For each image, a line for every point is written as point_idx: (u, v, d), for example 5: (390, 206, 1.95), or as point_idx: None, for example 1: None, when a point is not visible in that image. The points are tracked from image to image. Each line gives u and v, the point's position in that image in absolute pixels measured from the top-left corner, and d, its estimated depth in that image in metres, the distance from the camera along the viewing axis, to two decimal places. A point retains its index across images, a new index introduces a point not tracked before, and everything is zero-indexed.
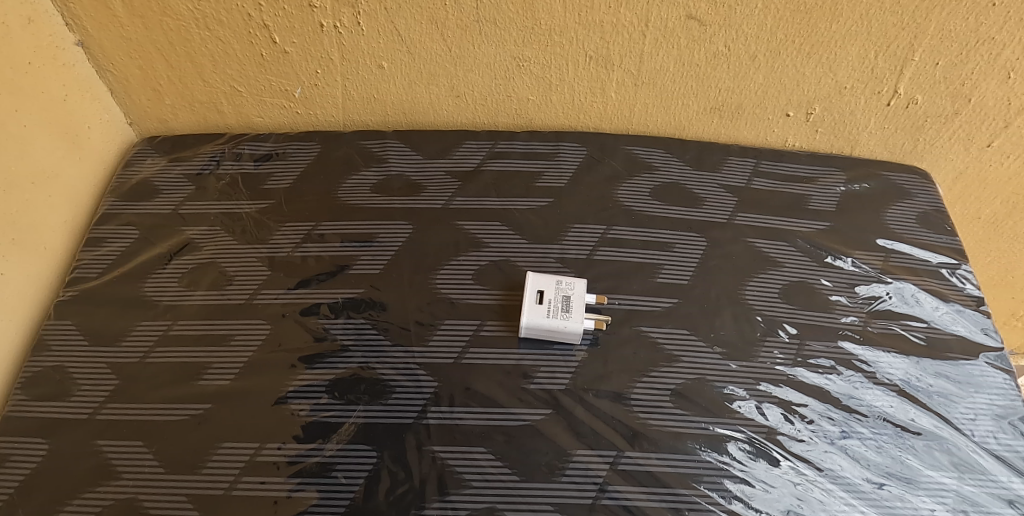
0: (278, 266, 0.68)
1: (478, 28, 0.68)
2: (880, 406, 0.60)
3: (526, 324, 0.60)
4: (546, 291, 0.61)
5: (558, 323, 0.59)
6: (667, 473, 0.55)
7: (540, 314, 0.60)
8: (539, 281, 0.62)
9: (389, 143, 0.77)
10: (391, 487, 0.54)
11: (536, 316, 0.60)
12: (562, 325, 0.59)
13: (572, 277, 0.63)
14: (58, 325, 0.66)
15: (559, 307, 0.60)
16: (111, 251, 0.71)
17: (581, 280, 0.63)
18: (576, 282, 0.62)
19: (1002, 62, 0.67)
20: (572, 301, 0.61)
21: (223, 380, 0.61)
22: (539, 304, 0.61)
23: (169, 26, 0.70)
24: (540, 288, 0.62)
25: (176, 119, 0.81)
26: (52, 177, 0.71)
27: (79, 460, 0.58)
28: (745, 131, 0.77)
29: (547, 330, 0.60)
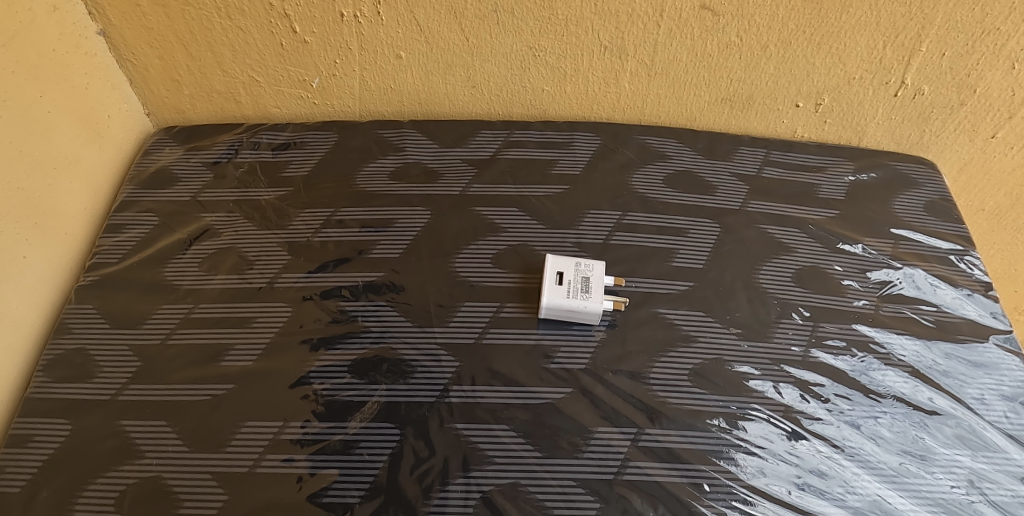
0: (298, 250, 0.68)
1: (496, 18, 0.69)
2: (894, 386, 0.61)
3: (546, 304, 0.61)
4: (565, 273, 0.62)
5: (578, 302, 0.60)
6: (687, 450, 0.55)
7: (560, 295, 0.61)
8: (558, 263, 0.63)
9: (405, 132, 0.78)
10: (414, 463, 0.55)
11: (556, 297, 0.61)
12: (582, 305, 0.60)
13: (591, 260, 0.64)
14: (79, 308, 0.67)
15: (578, 288, 0.61)
16: (131, 237, 0.72)
17: (600, 262, 0.64)
18: (595, 264, 0.63)
19: (1007, 52, 0.68)
20: (590, 282, 0.62)
21: (245, 361, 0.61)
22: (558, 285, 0.62)
23: (191, 16, 0.71)
24: (559, 270, 0.63)
25: (194, 109, 0.82)
26: (73, 163, 0.72)
27: (102, 439, 0.58)
28: (755, 122, 0.79)
29: (567, 309, 0.60)
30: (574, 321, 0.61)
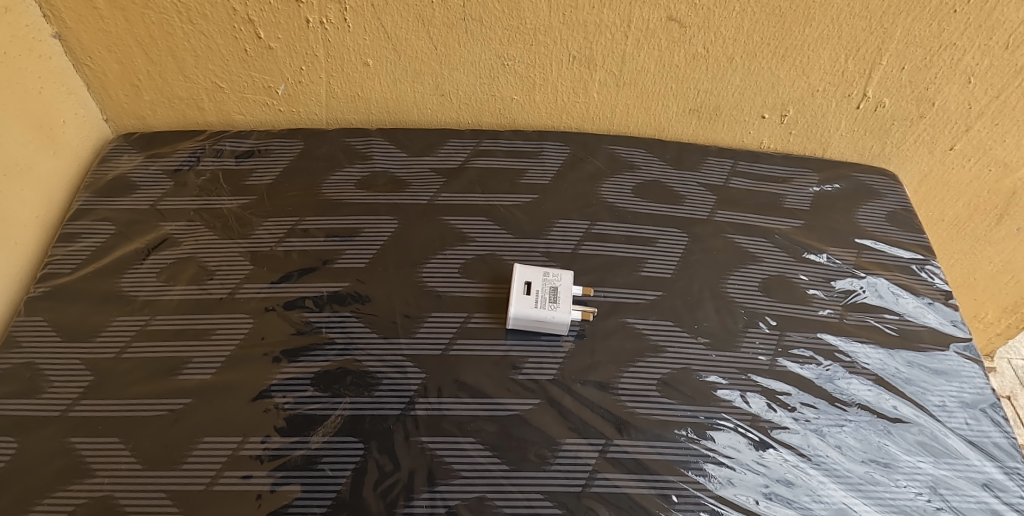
0: (261, 260, 0.67)
1: (464, 26, 0.69)
2: (858, 393, 0.61)
3: (513, 315, 0.60)
4: (534, 282, 0.62)
5: (546, 312, 0.60)
6: (655, 461, 0.55)
7: (527, 305, 0.60)
8: (526, 273, 0.63)
9: (373, 141, 0.77)
10: (378, 478, 0.53)
11: (524, 307, 0.60)
12: (549, 314, 0.60)
13: (559, 270, 0.64)
14: (28, 321, 0.64)
15: (546, 298, 0.61)
16: (85, 246, 0.70)
17: (568, 272, 0.63)
18: (563, 273, 0.63)
19: (963, 67, 0.70)
20: (558, 292, 0.61)
21: (204, 375, 0.60)
22: (526, 295, 0.61)
23: (151, 20, 0.70)
24: (527, 279, 0.62)
25: (154, 115, 0.80)
26: (25, 170, 0.69)
27: (50, 458, 0.56)
28: (722, 132, 0.79)
29: (534, 319, 0.60)
30: (542, 331, 0.61)
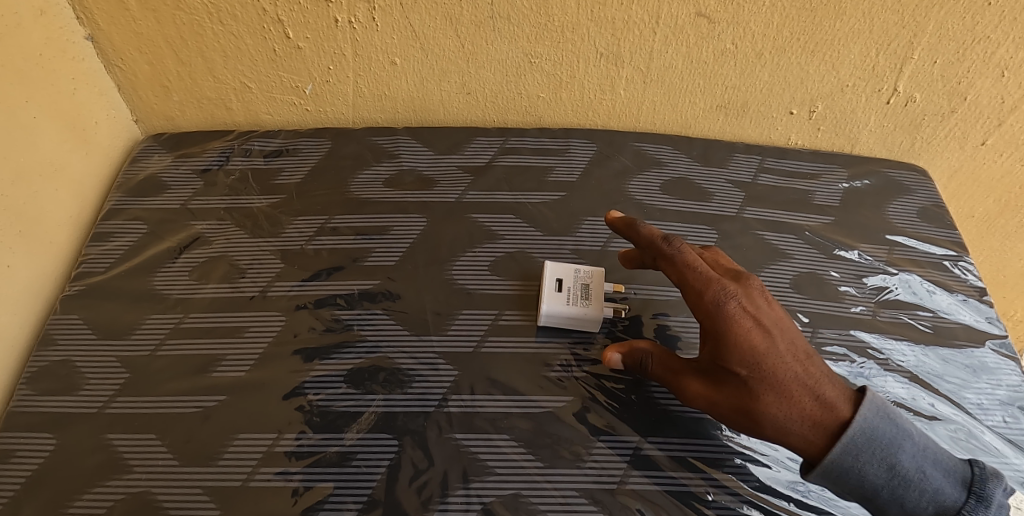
0: (291, 258, 0.67)
1: (491, 24, 0.69)
2: (894, 391, 0.60)
3: (546, 313, 0.60)
4: (565, 280, 0.62)
5: (580, 309, 0.60)
6: (689, 458, 0.55)
7: (559, 302, 0.60)
8: (557, 270, 0.63)
9: (400, 140, 0.77)
10: (412, 475, 0.54)
11: (555, 303, 0.60)
12: (583, 311, 0.60)
13: (589, 267, 0.64)
14: (64, 319, 0.65)
15: (578, 294, 0.61)
16: (118, 245, 0.70)
17: (598, 269, 0.63)
18: (594, 270, 0.63)
19: (996, 60, 0.69)
20: (590, 289, 0.61)
21: (237, 372, 0.60)
22: (558, 292, 0.61)
23: (182, 21, 0.70)
24: (558, 276, 0.62)
25: (183, 116, 0.81)
26: (59, 170, 0.70)
27: (88, 454, 0.56)
28: (749, 129, 0.79)
29: (568, 317, 0.60)
30: (576, 328, 0.61)
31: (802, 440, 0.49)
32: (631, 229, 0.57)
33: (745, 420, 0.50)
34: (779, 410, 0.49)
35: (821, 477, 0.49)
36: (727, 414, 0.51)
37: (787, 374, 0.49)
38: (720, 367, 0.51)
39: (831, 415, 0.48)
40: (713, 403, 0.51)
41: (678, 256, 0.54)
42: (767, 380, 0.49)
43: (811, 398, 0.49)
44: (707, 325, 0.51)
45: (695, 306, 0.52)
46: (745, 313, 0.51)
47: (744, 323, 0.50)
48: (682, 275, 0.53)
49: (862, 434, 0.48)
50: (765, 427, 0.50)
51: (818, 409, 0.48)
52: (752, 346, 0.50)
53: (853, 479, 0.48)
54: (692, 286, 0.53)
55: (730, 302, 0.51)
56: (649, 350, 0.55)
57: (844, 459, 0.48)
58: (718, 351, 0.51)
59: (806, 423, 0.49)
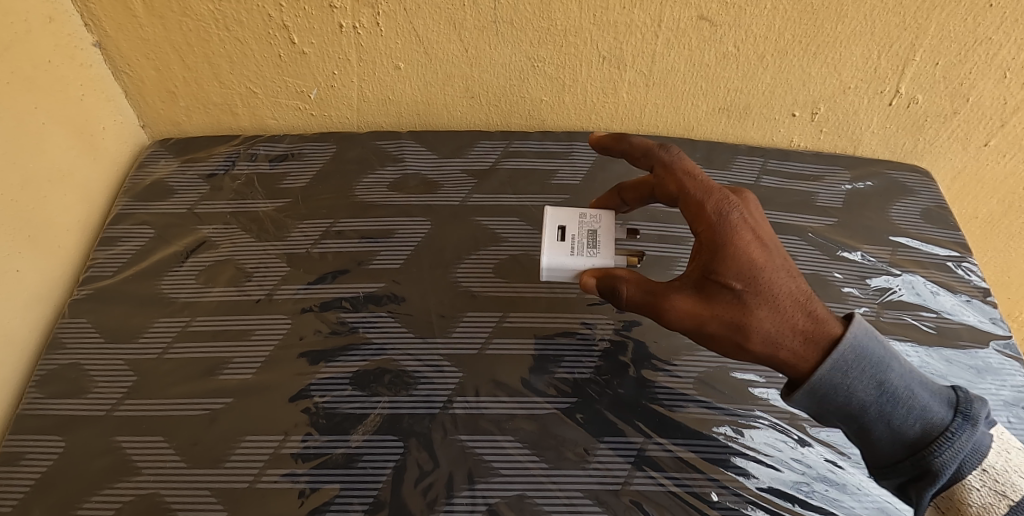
0: (297, 262, 0.68)
1: (495, 28, 0.69)
2: None
3: (547, 266, 0.54)
4: (569, 227, 0.56)
5: (585, 262, 0.54)
6: (693, 459, 0.55)
7: (563, 252, 0.55)
8: (559, 218, 0.57)
9: (404, 143, 0.78)
10: (418, 476, 0.54)
11: (558, 255, 0.55)
12: (589, 264, 0.54)
13: (595, 210, 0.58)
14: (72, 323, 0.65)
15: (583, 244, 0.55)
16: (126, 250, 0.71)
17: (607, 212, 0.58)
18: (602, 215, 0.58)
19: (998, 61, 0.70)
20: (596, 238, 0.56)
21: (244, 375, 0.60)
22: (561, 242, 0.56)
23: (188, 27, 0.71)
24: (562, 224, 0.57)
25: (190, 121, 0.81)
26: (67, 175, 0.71)
27: (96, 457, 0.57)
28: (752, 131, 0.79)
29: (572, 268, 0.54)
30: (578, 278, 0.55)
31: (795, 357, 0.44)
32: (620, 141, 0.56)
33: (735, 336, 0.45)
34: (771, 324, 0.44)
35: (807, 400, 0.45)
36: (715, 332, 0.46)
37: (784, 289, 0.45)
38: (712, 281, 0.46)
39: (826, 333, 0.44)
40: (700, 321, 0.46)
41: (675, 165, 0.51)
42: (763, 294, 0.45)
43: (805, 314, 0.45)
44: (704, 236, 0.47)
45: (695, 219, 0.48)
46: (746, 226, 0.47)
47: (744, 233, 0.46)
48: (679, 184, 0.50)
49: (852, 350, 0.44)
50: (754, 343, 0.45)
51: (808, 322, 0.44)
52: (750, 258, 0.45)
53: (841, 397, 0.44)
54: (690, 195, 0.49)
55: (731, 212, 0.47)
56: (624, 274, 0.50)
57: (833, 376, 0.44)
58: (712, 262, 0.46)
59: (800, 338, 0.44)
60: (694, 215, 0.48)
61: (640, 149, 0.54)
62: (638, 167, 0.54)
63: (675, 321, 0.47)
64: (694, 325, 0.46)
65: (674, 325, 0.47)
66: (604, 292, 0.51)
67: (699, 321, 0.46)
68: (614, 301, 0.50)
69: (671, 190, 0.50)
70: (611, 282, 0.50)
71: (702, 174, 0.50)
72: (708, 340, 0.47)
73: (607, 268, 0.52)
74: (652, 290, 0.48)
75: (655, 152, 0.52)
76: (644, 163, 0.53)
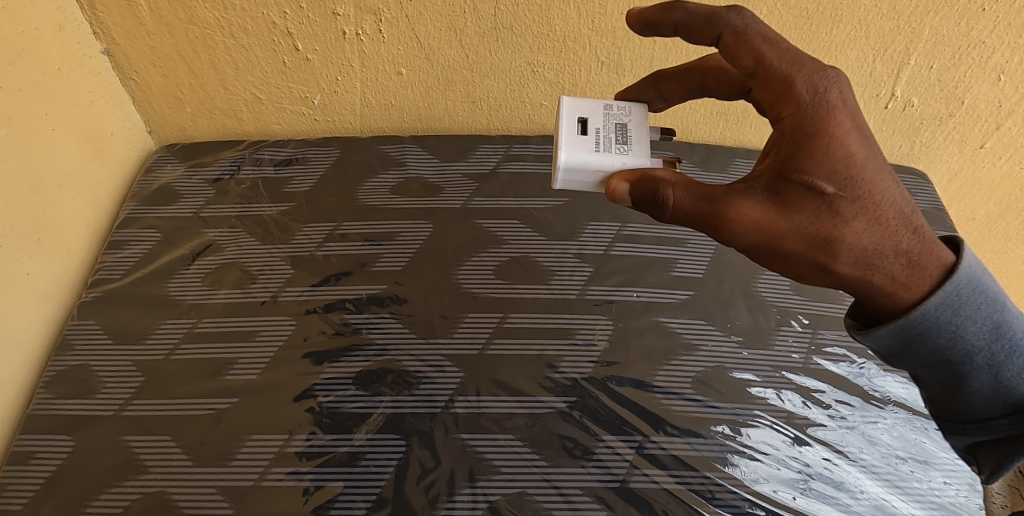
0: (301, 264, 0.69)
1: (495, 35, 0.71)
2: (893, 391, 0.62)
3: (566, 162, 0.44)
4: (591, 119, 0.46)
5: (614, 160, 0.44)
6: (691, 457, 0.56)
7: (586, 151, 0.44)
8: (579, 110, 0.47)
9: (407, 148, 0.79)
10: (420, 474, 0.55)
11: (580, 153, 0.44)
12: (619, 163, 0.44)
13: (624, 102, 0.49)
14: (81, 324, 0.67)
15: (611, 142, 0.45)
16: (133, 253, 0.72)
17: (637, 106, 0.48)
18: (630, 109, 0.48)
19: (992, 65, 0.70)
20: (625, 133, 0.46)
21: (249, 375, 0.62)
22: (582, 137, 0.45)
23: (194, 34, 0.72)
24: (581, 115, 0.47)
25: (195, 126, 0.83)
26: (76, 180, 0.72)
27: (105, 456, 0.58)
28: (750, 134, 0.80)
29: (596, 170, 0.44)
30: (602, 184, 0.45)
31: (888, 281, 0.37)
32: (670, 11, 0.40)
33: (816, 253, 0.37)
34: (869, 239, 0.36)
35: (894, 338, 0.39)
36: (793, 249, 0.37)
37: (887, 196, 0.37)
38: (795, 182, 0.36)
39: (930, 256, 0.37)
40: (776, 233, 0.37)
41: (750, 32, 0.38)
42: (861, 201, 0.36)
43: (912, 231, 0.37)
44: (789, 123, 0.37)
45: (781, 99, 0.37)
46: (844, 105, 0.37)
47: (843, 118, 0.36)
48: (758, 55, 0.37)
49: (968, 282, 0.37)
50: (841, 263, 0.37)
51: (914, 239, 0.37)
52: (848, 151, 0.36)
53: (945, 338, 0.38)
54: (774, 68, 0.37)
55: (823, 88, 0.37)
56: (667, 177, 0.39)
57: (940, 313, 0.37)
58: (796, 159, 0.36)
59: (901, 261, 0.36)
60: (774, 97, 0.38)
61: (699, 15, 0.39)
62: (697, 42, 0.40)
63: (740, 234, 0.37)
64: (767, 239, 0.37)
65: (734, 240, 0.37)
66: (637, 200, 0.40)
67: (777, 233, 0.36)
68: (655, 211, 0.39)
69: (745, 65, 0.38)
70: (650, 187, 0.39)
71: (785, 41, 0.38)
72: (777, 258, 0.38)
73: (640, 170, 0.41)
74: (710, 197, 0.37)
75: (725, 16, 0.38)
76: (707, 33, 0.39)
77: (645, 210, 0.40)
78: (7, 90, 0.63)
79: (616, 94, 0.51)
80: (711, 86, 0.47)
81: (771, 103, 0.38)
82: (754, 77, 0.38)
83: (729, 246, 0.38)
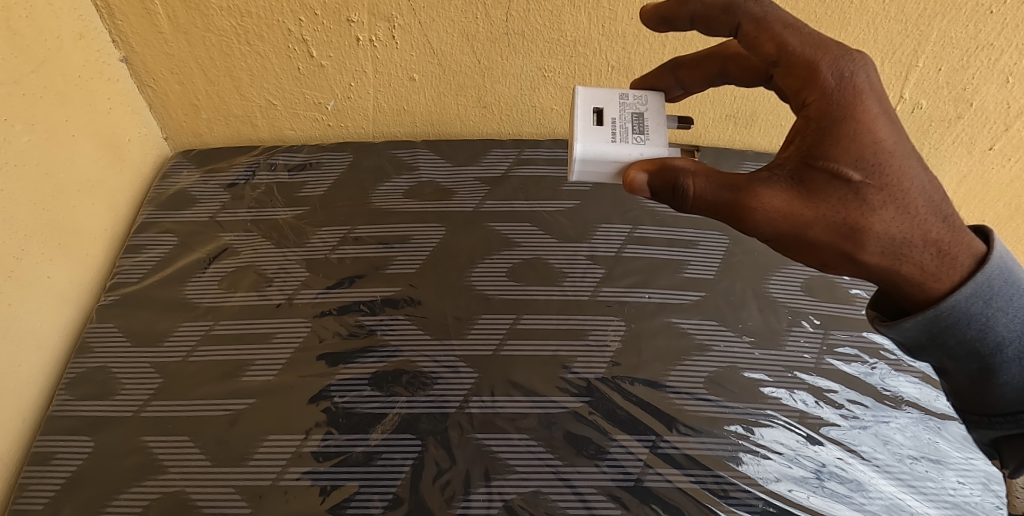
0: (316, 267, 0.70)
1: (506, 40, 0.72)
2: (905, 391, 0.62)
3: (584, 153, 0.45)
4: (607, 110, 0.47)
5: (631, 150, 0.45)
6: (705, 456, 0.56)
7: (603, 141, 0.45)
8: (595, 100, 0.48)
9: (419, 152, 0.81)
10: (436, 473, 0.55)
11: (598, 144, 0.45)
12: (636, 152, 0.44)
13: (640, 92, 0.49)
14: (100, 327, 0.68)
15: (627, 132, 0.46)
16: (150, 257, 0.73)
17: (654, 95, 0.49)
18: (646, 98, 0.49)
19: (1001, 66, 0.71)
20: (642, 123, 0.46)
21: (266, 376, 0.62)
22: (599, 128, 0.46)
23: (211, 42, 0.73)
24: (597, 106, 0.47)
25: (211, 132, 0.84)
26: (95, 186, 0.73)
27: (124, 456, 0.59)
28: (759, 137, 0.81)
29: (613, 160, 0.45)
30: (619, 174, 0.46)
31: (917, 272, 0.37)
32: (684, 5, 0.41)
33: (843, 242, 0.37)
34: (897, 227, 0.37)
35: (923, 329, 0.39)
36: (819, 237, 0.37)
37: (915, 183, 0.37)
38: (821, 169, 0.37)
39: (960, 246, 0.37)
40: (801, 222, 0.37)
41: (769, 19, 0.39)
42: (888, 188, 0.37)
43: (940, 220, 0.37)
44: (815, 109, 0.38)
45: (806, 87, 0.38)
46: (871, 93, 0.38)
47: (870, 104, 0.37)
48: (780, 42, 0.39)
49: (999, 274, 0.38)
50: (868, 252, 0.37)
51: (942, 228, 0.37)
52: (875, 137, 0.37)
53: (975, 329, 0.38)
54: (797, 55, 0.38)
55: (849, 73, 0.38)
56: (688, 166, 0.40)
57: (971, 304, 0.38)
58: (822, 147, 0.37)
59: (931, 251, 0.37)
60: (799, 84, 0.38)
61: (716, 7, 0.40)
62: (714, 33, 0.41)
63: (763, 223, 0.38)
64: (792, 228, 0.37)
65: (758, 229, 0.38)
66: (658, 191, 0.41)
67: (802, 221, 0.37)
68: (677, 202, 0.40)
69: (767, 53, 0.39)
70: (671, 177, 0.40)
71: (806, 28, 0.39)
72: (802, 247, 0.38)
73: (660, 159, 0.42)
74: (733, 185, 0.38)
75: (742, 6, 0.40)
76: (724, 22, 0.40)
77: (665, 201, 0.41)
78: (31, 97, 0.64)
79: (633, 83, 0.51)
80: (733, 73, 0.46)
81: (796, 91, 0.39)
82: (776, 64, 0.39)
83: (752, 235, 0.39)
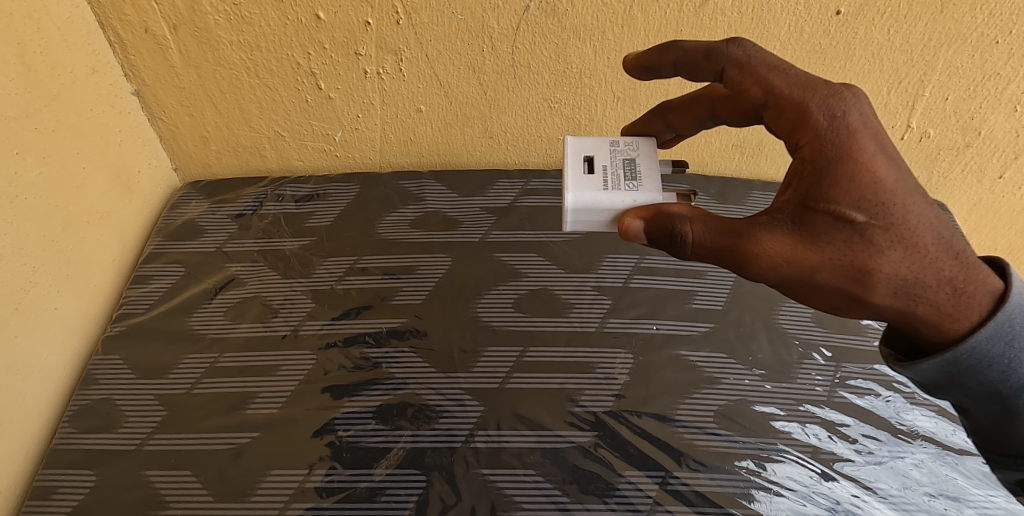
0: (321, 298, 0.70)
1: (513, 72, 0.72)
2: (921, 425, 0.60)
3: (575, 203, 0.44)
4: (598, 159, 0.47)
5: (624, 198, 0.44)
6: (716, 493, 0.55)
7: (595, 189, 0.45)
8: (585, 149, 0.48)
9: (425, 183, 0.81)
10: (440, 510, 0.54)
11: (591, 192, 0.45)
12: (629, 199, 0.44)
13: (631, 138, 0.49)
14: (105, 359, 0.67)
15: (619, 180, 0.46)
16: (157, 288, 0.74)
17: (646, 140, 0.49)
18: (637, 144, 0.49)
19: (1008, 96, 0.71)
20: (633, 169, 0.46)
21: (269, 409, 0.62)
22: (591, 176, 0.46)
23: (221, 75, 0.74)
24: (588, 155, 0.47)
25: (220, 163, 0.84)
26: (104, 217, 0.74)
27: (125, 491, 0.58)
28: (765, 166, 0.81)
29: (606, 209, 0.44)
30: (615, 222, 0.45)
31: (933, 312, 0.36)
32: (666, 52, 0.43)
33: (853, 286, 0.36)
34: (907, 268, 0.36)
35: (939, 370, 0.38)
36: (827, 281, 0.37)
37: (921, 220, 0.36)
38: (822, 212, 0.37)
39: (975, 283, 0.37)
40: (807, 266, 0.37)
41: (753, 62, 0.40)
42: (894, 228, 0.36)
43: (951, 257, 0.37)
44: (809, 151, 0.37)
45: (798, 129, 0.38)
46: (866, 130, 0.37)
47: (866, 142, 0.37)
48: (766, 85, 0.39)
49: (1019, 312, 0.37)
50: (879, 294, 0.36)
51: (955, 266, 0.36)
52: (875, 177, 0.36)
53: (996, 372, 0.38)
54: (785, 97, 0.39)
55: (841, 112, 0.37)
56: (684, 213, 0.40)
57: (992, 346, 0.37)
58: (820, 189, 0.37)
59: (945, 290, 0.36)
60: (790, 126, 0.38)
61: (698, 53, 0.42)
62: (699, 78, 0.43)
63: (767, 268, 0.37)
64: (797, 271, 0.37)
65: (762, 274, 0.38)
66: (655, 237, 0.41)
67: (808, 265, 0.37)
68: (675, 248, 0.40)
69: (755, 95, 0.40)
70: (667, 223, 0.40)
71: (793, 69, 0.39)
72: (810, 291, 0.38)
73: (655, 205, 0.42)
74: (733, 231, 0.38)
75: (724, 51, 0.41)
76: (708, 68, 0.42)
77: (663, 246, 0.41)
78: (43, 131, 0.65)
79: (627, 128, 0.52)
80: (721, 113, 0.46)
81: (788, 132, 0.39)
82: (765, 106, 0.40)
83: (756, 279, 0.39)
